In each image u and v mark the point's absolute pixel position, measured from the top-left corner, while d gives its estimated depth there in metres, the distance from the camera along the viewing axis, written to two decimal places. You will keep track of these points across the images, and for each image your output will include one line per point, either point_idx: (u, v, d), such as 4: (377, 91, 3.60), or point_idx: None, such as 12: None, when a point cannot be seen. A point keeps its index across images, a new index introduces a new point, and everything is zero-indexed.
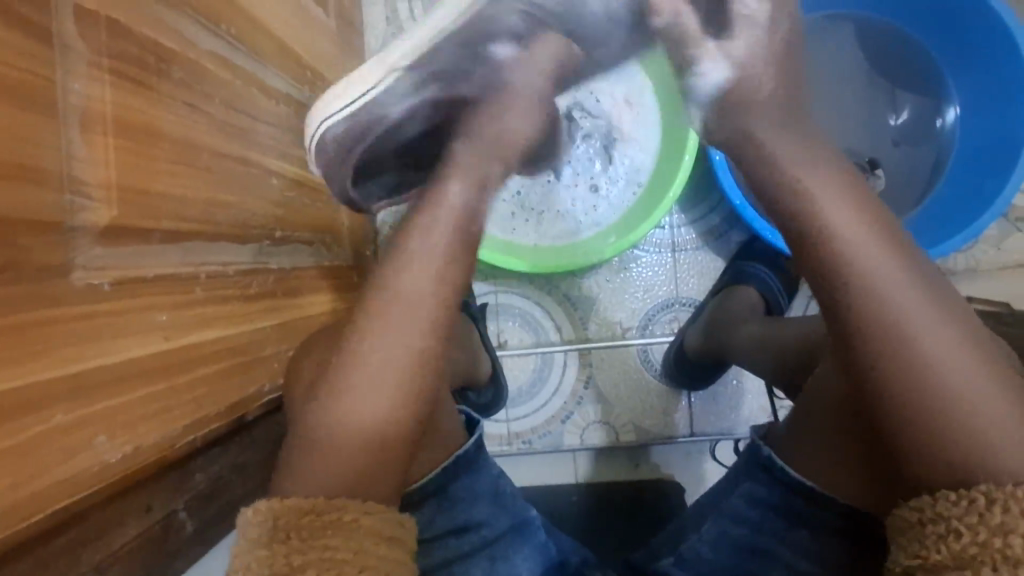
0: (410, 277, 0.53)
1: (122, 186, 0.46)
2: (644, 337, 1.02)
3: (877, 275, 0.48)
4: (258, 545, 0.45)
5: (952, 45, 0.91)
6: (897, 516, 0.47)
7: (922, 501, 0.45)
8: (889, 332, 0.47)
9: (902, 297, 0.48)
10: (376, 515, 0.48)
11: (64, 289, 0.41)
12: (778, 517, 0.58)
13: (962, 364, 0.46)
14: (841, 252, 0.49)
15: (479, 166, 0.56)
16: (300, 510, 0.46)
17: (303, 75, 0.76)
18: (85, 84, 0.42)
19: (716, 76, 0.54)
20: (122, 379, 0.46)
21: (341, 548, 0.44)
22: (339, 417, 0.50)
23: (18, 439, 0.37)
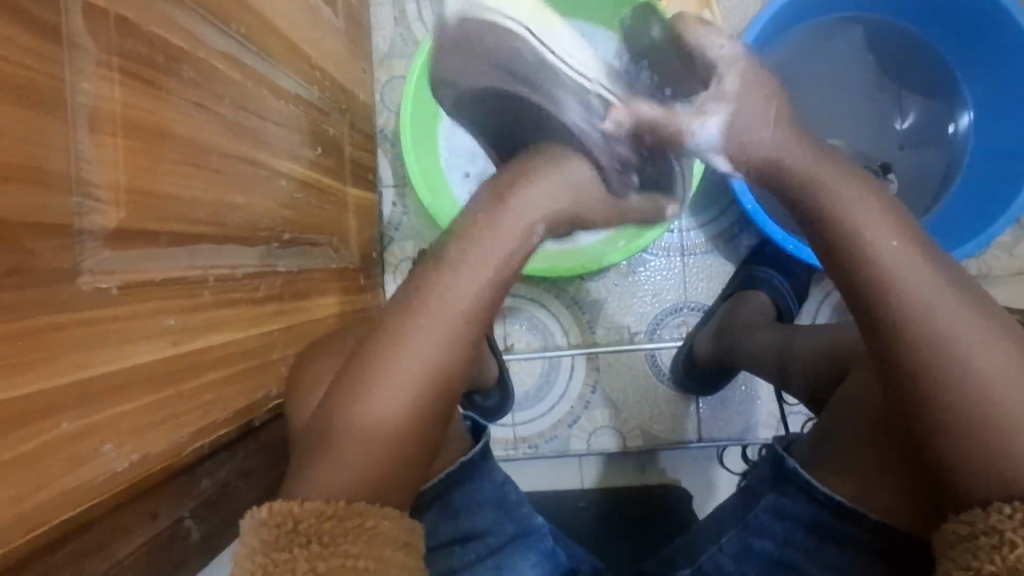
0: (458, 297, 0.53)
1: (131, 188, 0.45)
2: (653, 341, 1.01)
3: (917, 287, 0.48)
4: (274, 550, 0.43)
5: (968, 50, 0.90)
6: (945, 529, 0.46)
7: (974, 514, 0.45)
8: (936, 345, 0.47)
9: (945, 309, 0.47)
10: (394, 522, 0.47)
11: (71, 293, 0.40)
12: (799, 529, 0.58)
13: (1004, 372, 0.46)
14: (879, 264, 0.49)
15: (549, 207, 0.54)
16: (323, 514, 0.45)
17: (312, 75, 0.75)
18: (94, 83, 0.41)
19: (713, 129, 0.51)
20: (130, 385, 0.45)
21: (361, 554, 0.43)
22: (364, 417, 0.50)
23: (23, 449, 0.36)
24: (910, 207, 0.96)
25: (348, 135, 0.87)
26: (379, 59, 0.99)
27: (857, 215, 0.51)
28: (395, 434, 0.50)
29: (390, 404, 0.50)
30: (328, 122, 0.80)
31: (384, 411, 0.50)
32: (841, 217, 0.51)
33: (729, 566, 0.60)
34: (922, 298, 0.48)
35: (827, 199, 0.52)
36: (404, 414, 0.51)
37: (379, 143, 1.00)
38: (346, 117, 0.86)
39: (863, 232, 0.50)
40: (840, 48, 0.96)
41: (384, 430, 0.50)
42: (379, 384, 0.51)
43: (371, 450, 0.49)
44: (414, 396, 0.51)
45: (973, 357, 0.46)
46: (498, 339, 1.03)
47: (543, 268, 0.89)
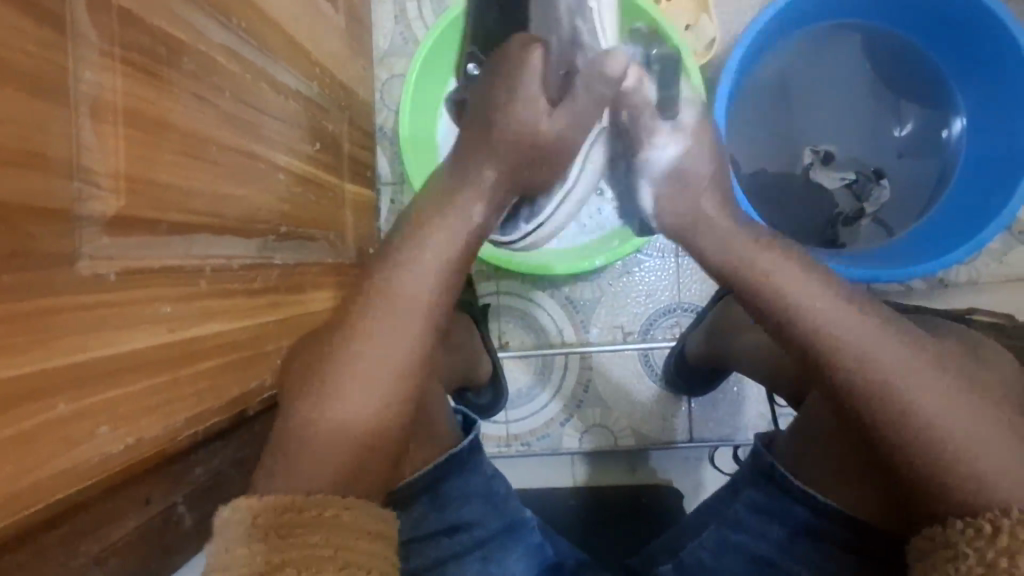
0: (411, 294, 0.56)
1: (131, 176, 0.46)
2: (645, 341, 1.02)
3: (834, 309, 0.54)
4: (235, 543, 0.43)
5: (961, 60, 0.91)
6: (914, 544, 0.49)
7: (934, 531, 0.47)
8: (861, 368, 0.51)
9: (890, 343, 0.52)
10: (357, 510, 0.48)
11: (69, 278, 0.41)
12: (779, 527, 0.59)
13: (946, 398, 0.49)
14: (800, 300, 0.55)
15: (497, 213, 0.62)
16: (279, 508, 0.45)
17: (312, 71, 0.76)
18: (96, 72, 0.42)
19: (668, 157, 0.63)
20: (127, 370, 0.46)
21: (323, 544, 0.44)
22: (326, 420, 0.52)
23: (21, 427, 0.37)
24: (904, 213, 0.97)
25: (347, 132, 0.87)
26: (380, 57, 1.00)
27: (776, 257, 0.57)
28: (366, 433, 0.53)
29: (366, 406, 0.53)
30: (327, 118, 0.81)
31: (353, 414, 0.53)
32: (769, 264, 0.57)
33: (706, 560, 0.62)
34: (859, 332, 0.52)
35: (742, 254, 0.59)
36: (379, 413, 0.53)
37: (378, 140, 1.01)
38: (346, 114, 0.87)
39: (782, 272, 0.56)
40: (838, 56, 0.97)
41: (355, 430, 0.52)
42: (345, 388, 0.54)
43: (363, 445, 0.52)
44: (393, 396, 0.54)
45: (901, 380, 0.50)
46: (492, 337, 1.04)
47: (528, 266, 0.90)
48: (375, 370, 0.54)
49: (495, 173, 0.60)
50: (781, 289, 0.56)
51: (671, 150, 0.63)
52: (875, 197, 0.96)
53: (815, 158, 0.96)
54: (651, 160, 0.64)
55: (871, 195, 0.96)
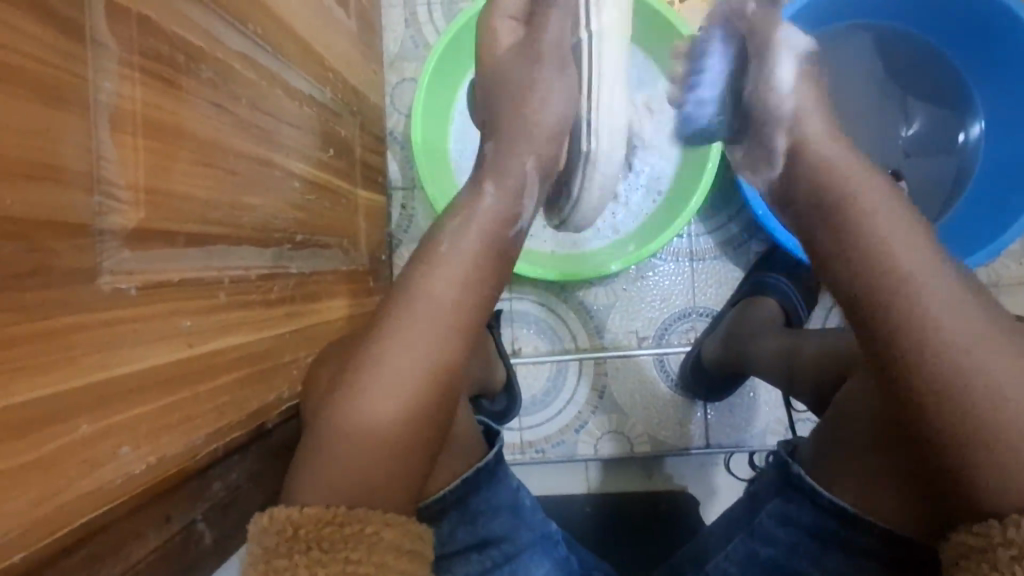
0: (439, 274, 0.55)
1: (150, 188, 0.45)
2: (660, 346, 1.01)
3: (916, 281, 0.48)
4: (275, 555, 0.46)
5: (981, 62, 0.90)
6: (956, 541, 0.46)
7: (989, 527, 0.44)
8: (932, 347, 0.46)
9: (925, 303, 0.48)
10: (397, 527, 0.48)
11: (92, 295, 0.40)
12: (813, 542, 0.57)
13: (1008, 370, 0.45)
14: (880, 267, 0.50)
15: (519, 175, 0.60)
16: (320, 519, 0.47)
17: (325, 76, 0.75)
18: (115, 82, 0.41)
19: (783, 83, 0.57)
20: (148, 387, 0.44)
21: (362, 560, 0.45)
22: (348, 417, 0.51)
23: (42, 451, 0.36)
24: (919, 215, 0.96)
25: (359, 137, 0.86)
26: (390, 61, 0.99)
27: (874, 217, 0.51)
28: (383, 430, 0.51)
29: (391, 402, 0.51)
30: (340, 123, 0.80)
31: (378, 412, 0.51)
32: (856, 223, 0.52)
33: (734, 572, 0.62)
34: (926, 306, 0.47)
35: (842, 212, 0.53)
36: (404, 411, 0.52)
37: (388, 145, 1.00)
38: (357, 119, 0.86)
39: (867, 237, 0.51)
40: (851, 56, 0.96)
41: (383, 428, 0.51)
42: (367, 382, 0.52)
43: (392, 445, 0.51)
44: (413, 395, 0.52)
45: (983, 363, 0.45)
46: (506, 343, 1.03)
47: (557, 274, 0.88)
48: (404, 362, 0.52)
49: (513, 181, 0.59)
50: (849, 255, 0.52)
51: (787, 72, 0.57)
52: None
53: None
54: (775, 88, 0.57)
55: None
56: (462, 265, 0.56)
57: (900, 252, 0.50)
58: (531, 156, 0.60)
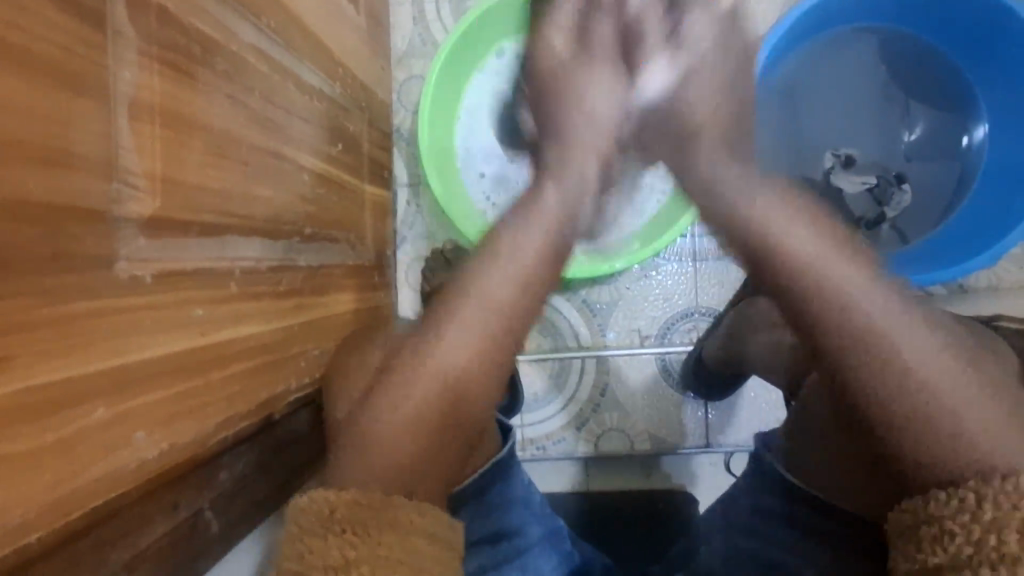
0: (471, 266, 0.58)
1: (166, 177, 0.45)
2: (662, 345, 1.01)
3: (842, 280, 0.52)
4: (313, 534, 0.46)
5: (984, 64, 0.90)
6: (896, 518, 0.48)
7: (916, 503, 0.47)
8: (862, 337, 0.50)
9: (868, 297, 0.51)
10: (429, 517, 0.49)
11: (109, 282, 0.40)
12: (790, 527, 0.60)
13: (940, 362, 0.49)
14: (808, 272, 0.53)
15: (574, 195, 0.64)
16: (357, 504, 0.47)
17: (335, 72, 0.75)
18: (134, 72, 0.42)
19: (630, 130, 0.66)
20: (162, 373, 0.45)
21: (394, 545, 0.46)
22: (383, 402, 0.54)
23: (61, 433, 0.36)
24: (922, 218, 0.97)
25: (367, 132, 0.87)
26: (397, 57, 1.00)
27: (787, 237, 0.55)
28: (417, 416, 0.53)
29: (413, 389, 0.54)
30: (349, 119, 0.80)
31: (402, 399, 0.53)
32: (778, 236, 0.55)
33: (725, 566, 0.63)
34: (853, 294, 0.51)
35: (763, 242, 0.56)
36: (423, 397, 0.54)
37: (395, 141, 1.00)
38: (365, 115, 0.86)
39: (820, 271, 0.53)
40: (856, 59, 0.97)
41: (410, 412, 0.53)
42: (411, 371, 0.55)
43: (411, 428, 0.52)
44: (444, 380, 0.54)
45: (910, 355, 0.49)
46: (509, 340, 1.03)
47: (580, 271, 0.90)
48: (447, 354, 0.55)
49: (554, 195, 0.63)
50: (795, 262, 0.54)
51: (558, 201, 0.63)
52: (895, 201, 0.96)
53: (836, 162, 0.97)
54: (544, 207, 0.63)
55: (891, 200, 0.96)
56: (513, 264, 0.58)
57: (828, 265, 0.53)
58: (576, 181, 0.65)
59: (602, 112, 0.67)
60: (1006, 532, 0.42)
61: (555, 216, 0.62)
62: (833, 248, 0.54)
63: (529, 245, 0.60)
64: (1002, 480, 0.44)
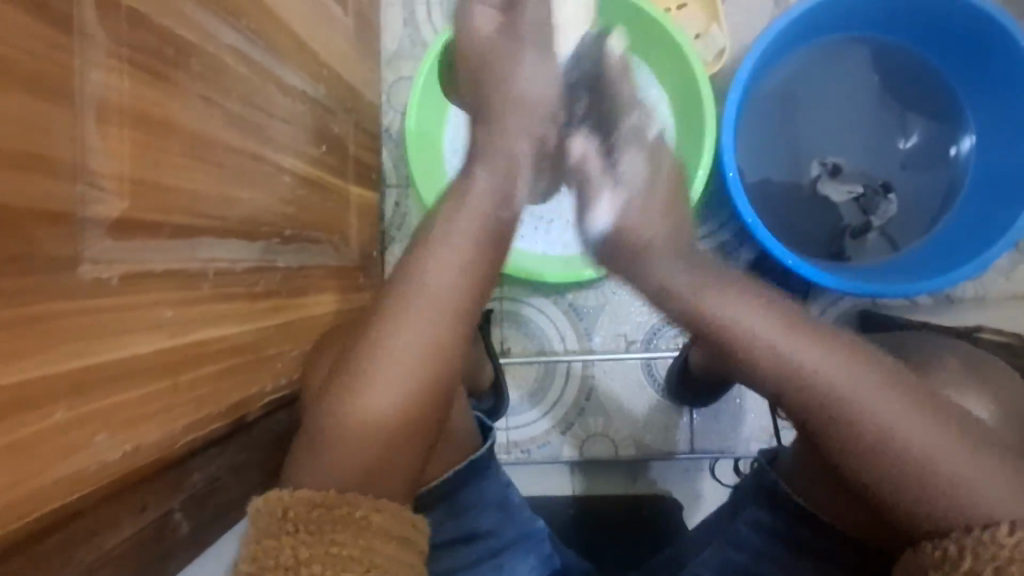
0: (434, 271, 0.56)
1: (135, 178, 0.45)
2: (648, 351, 1.01)
3: (800, 360, 0.53)
4: (266, 534, 0.47)
5: (973, 76, 0.91)
6: (896, 564, 0.52)
7: (908, 553, 0.50)
8: (829, 406, 0.52)
9: (828, 368, 0.53)
10: (387, 513, 0.49)
11: (72, 283, 0.40)
12: (783, 548, 0.61)
13: (906, 420, 0.51)
14: (742, 341, 0.55)
15: (505, 155, 0.62)
16: (312, 503, 0.48)
17: (319, 73, 0.75)
18: (102, 73, 0.42)
19: (603, 220, 0.62)
20: (127, 375, 0.45)
21: (349, 543, 0.46)
22: (347, 409, 0.53)
23: (19, 434, 0.36)
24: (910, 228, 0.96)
25: (353, 134, 0.87)
26: (386, 59, 1.00)
27: (734, 314, 0.55)
28: (383, 421, 0.52)
29: (391, 392, 0.53)
30: (333, 120, 0.80)
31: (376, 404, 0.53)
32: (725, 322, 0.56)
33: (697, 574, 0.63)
34: (808, 366, 0.53)
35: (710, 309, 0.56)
36: (405, 397, 0.53)
37: (383, 143, 1.00)
38: (352, 116, 0.86)
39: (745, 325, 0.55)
40: (848, 69, 0.97)
41: (383, 417, 0.52)
42: (376, 368, 0.53)
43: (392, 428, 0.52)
44: (406, 380, 0.53)
45: (880, 418, 0.51)
46: (495, 343, 1.03)
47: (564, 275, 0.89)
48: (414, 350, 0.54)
49: (485, 175, 0.61)
50: (735, 341, 0.55)
51: (485, 178, 0.61)
52: (882, 211, 0.96)
53: (823, 170, 0.97)
54: (472, 190, 0.60)
55: (878, 209, 0.95)
56: (456, 259, 0.57)
57: (780, 343, 0.54)
58: (494, 163, 0.61)
59: (544, 82, 0.63)
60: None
61: (484, 198, 0.60)
62: (781, 325, 0.55)
63: (466, 227, 0.59)
64: (982, 527, 0.48)
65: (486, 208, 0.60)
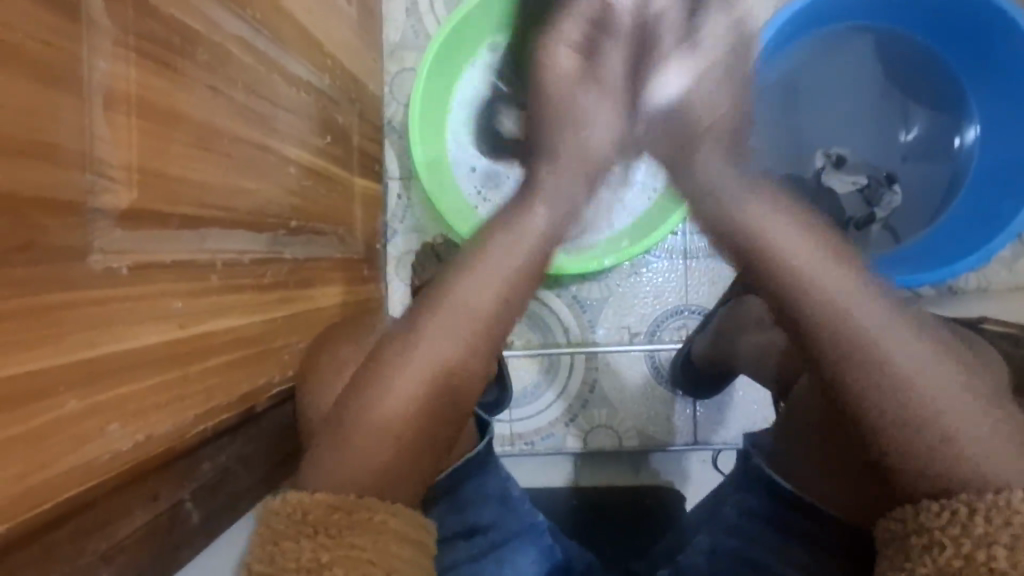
0: (475, 289, 0.58)
1: (143, 167, 0.45)
2: (652, 342, 1.01)
3: (838, 294, 0.52)
4: (285, 538, 0.47)
5: (977, 67, 0.90)
6: (883, 526, 0.50)
7: (906, 513, 0.48)
8: (863, 347, 0.50)
9: (862, 305, 0.51)
10: (402, 517, 0.50)
11: (81, 273, 0.40)
12: (772, 530, 0.61)
13: (943, 378, 0.48)
14: (794, 273, 0.54)
15: (565, 198, 0.67)
16: (330, 507, 0.48)
17: (324, 63, 0.75)
18: (109, 61, 0.41)
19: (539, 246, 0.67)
20: (137, 365, 0.45)
21: (365, 546, 0.46)
22: (360, 405, 0.54)
23: (32, 424, 0.36)
24: (912, 219, 0.97)
25: (357, 125, 0.86)
26: (389, 50, 0.99)
27: (778, 235, 0.56)
28: (394, 413, 0.53)
29: (401, 385, 0.54)
30: (338, 111, 0.80)
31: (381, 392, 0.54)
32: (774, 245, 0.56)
33: (703, 566, 0.62)
34: (847, 303, 0.51)
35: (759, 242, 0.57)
36: (416, 392, 0.54)
37: (386, 134, 1.00)
38: (356, 107, 0.86)
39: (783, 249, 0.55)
40: (851, 60, 0.97)
41: (398, 410, 0.53)
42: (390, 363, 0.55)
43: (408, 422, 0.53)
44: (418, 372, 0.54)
45: (918, 372, 0.48)
46: None
47: (568, 267, 0.89)
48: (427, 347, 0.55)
49: (544, 214, 0.64)
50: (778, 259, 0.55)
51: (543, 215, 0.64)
52: (885, 202, 0.97)
53: (827, 162, 0.97)
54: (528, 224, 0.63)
55: (882, 200, 0.96)
56: (489, 270, 0.59)
57: (823, 275, 0.53)
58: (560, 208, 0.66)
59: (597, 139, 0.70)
60: (994, 547, 0.43)
61: (539, 231, 0.63)
62: (835, 265, 0.53)
63: (502, 262, 0.60)
64: (996, 493, 0.45)
65: (536, 225, 0.63)
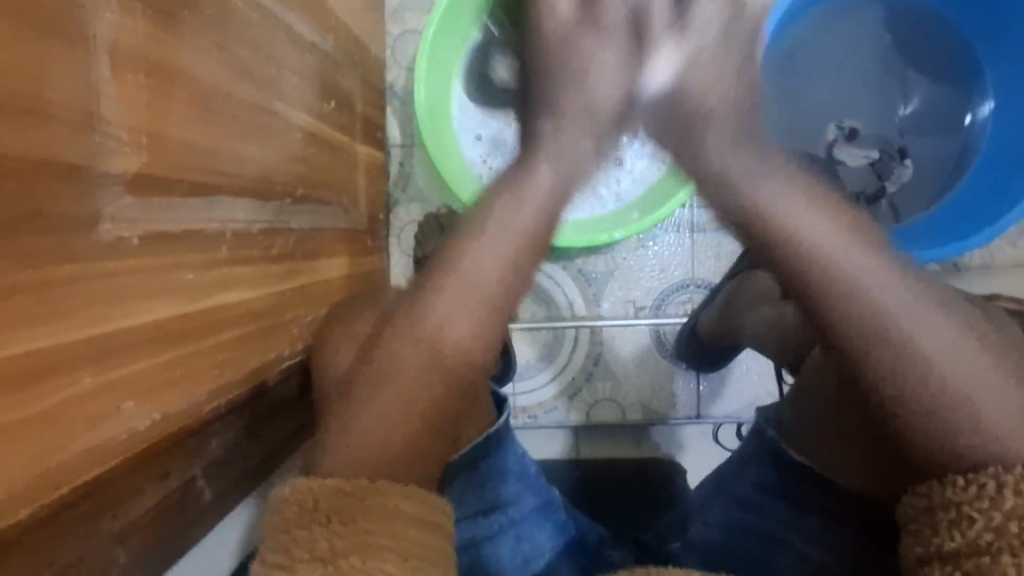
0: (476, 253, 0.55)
1: (150, 130, 0.42)
2: (656, 316, 1.01)
3: (854, 266, 0.49)
4: (296, 525, 0.45)
5: (996, 40, 0.89)
6: (904, 503, 0.47)
7: (930, 487, 0.46)
8: (883, 336, 0.47)
9: (884, 278, 0.48)
10: (416, 500, 0.48)
11: (91, 244, 0.38)
12: (779, 500, 0.58)
13: (975, 368, 0.46)
14: (802, 253, 0.50)
15: (568, 153, 0.60)
16: (338, 491, 0.46)
17: (327, 23, 0.71)
18: (114, 14, 0.38)
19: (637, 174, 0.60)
20: (149, 340, 0.43)
21: (381, 532, 0.45)
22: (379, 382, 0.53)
23: (46, 404, 0.34)
24: (918, 196, 0.96)
25: (360, 90, 0.83)
26: (391, 11, 0.95)
27: (790, 209, 0.51)
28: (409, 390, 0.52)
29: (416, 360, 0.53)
30: (341, 74, 0.76)
31: (405, 362, 0.53)
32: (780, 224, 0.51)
33: (715, 535, 0.61)
34: (868, 286, 0.48)
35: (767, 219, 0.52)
36: (432, 370, 0.53)
37: (387, 100, 0.96)
38: (359, 70, 0.82)
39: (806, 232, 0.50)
40: (865, 30, 0.94)
41: (416, 386, 0.53)
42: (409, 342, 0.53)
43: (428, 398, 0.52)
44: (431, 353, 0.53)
45: (953, 363, 0.46)
46: None
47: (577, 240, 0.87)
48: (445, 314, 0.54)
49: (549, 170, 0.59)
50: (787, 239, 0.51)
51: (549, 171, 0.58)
52: (896, 175, 0.96)
53: (839, 134, 0.96)
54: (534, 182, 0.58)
55: (893, 173, 0.96)
56: (495, 248, 0.56)
57: (840, 255, 0.49)
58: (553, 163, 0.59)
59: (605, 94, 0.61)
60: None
61: (548, 192, 0.58)
62: (853, 242, 0.50)
63: (524, 218, 0.57)
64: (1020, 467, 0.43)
65: (541, 183, 0.58)
